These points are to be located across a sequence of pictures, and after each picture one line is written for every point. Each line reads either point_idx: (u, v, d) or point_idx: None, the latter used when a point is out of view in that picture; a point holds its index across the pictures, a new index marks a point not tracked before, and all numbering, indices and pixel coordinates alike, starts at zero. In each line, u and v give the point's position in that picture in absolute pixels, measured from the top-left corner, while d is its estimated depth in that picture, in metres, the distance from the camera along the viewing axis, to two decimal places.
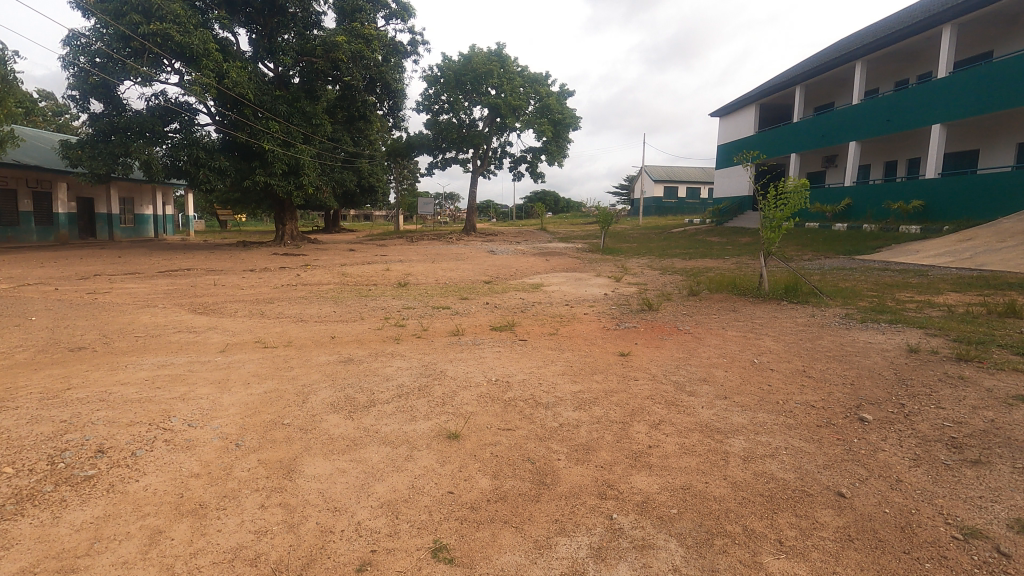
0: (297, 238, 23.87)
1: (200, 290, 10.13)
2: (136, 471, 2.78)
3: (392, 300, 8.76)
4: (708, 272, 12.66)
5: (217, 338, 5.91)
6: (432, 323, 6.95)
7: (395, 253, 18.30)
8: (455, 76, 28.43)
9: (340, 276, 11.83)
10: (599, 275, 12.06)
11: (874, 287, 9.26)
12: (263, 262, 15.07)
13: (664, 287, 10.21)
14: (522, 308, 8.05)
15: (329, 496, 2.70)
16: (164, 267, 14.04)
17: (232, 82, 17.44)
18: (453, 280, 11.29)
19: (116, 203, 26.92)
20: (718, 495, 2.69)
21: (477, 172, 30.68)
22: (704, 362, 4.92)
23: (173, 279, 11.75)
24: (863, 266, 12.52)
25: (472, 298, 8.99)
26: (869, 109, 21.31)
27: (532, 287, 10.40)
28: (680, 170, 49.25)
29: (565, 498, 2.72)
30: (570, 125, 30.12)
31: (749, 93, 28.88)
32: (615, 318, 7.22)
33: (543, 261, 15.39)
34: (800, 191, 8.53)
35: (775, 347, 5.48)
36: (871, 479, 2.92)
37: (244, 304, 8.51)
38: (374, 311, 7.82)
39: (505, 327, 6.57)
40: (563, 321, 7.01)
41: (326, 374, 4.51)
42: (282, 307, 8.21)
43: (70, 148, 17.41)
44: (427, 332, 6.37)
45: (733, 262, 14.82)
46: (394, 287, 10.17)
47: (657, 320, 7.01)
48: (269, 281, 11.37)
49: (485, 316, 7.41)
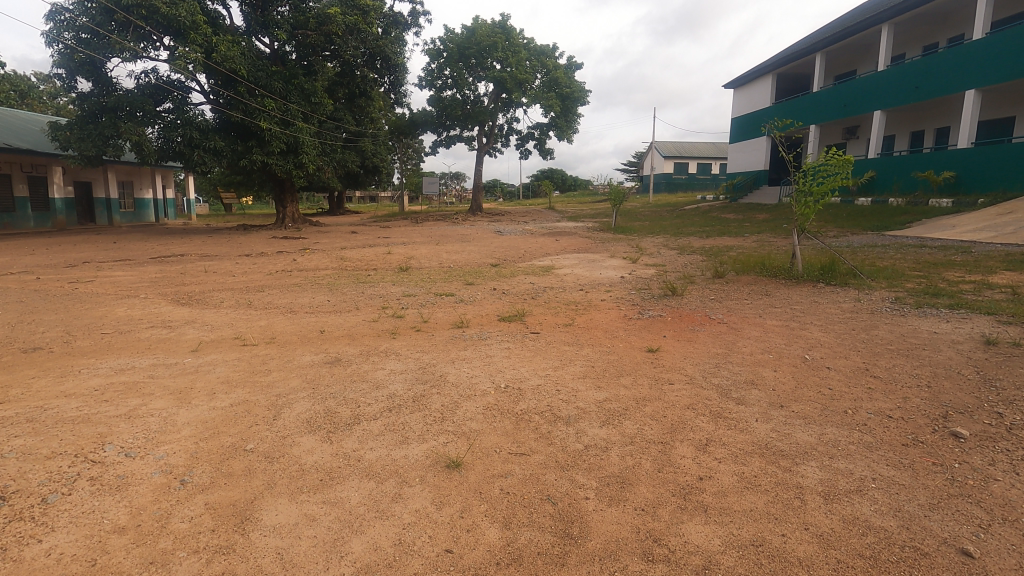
0: (299, 220, 23.23)
1: (189, 277, 9.53)
2: (43, 527, 2.15)
3: (392, 287, 8.09)
4: (730, 252, 11.89)
5: (191, 335, 5.25)
6: (434, 313, 6.27)
7: (399, 235, 17.59)
8: (458, 49, 27.36)
9: (339, 260, 11.22)
10: (613, 256, 11.35)
11: (916, 266, 8.49)
12: (263, 246, 14.51)
13: (685, 268, 9.46)
14: (532, 295, 7.36)
15: (288, 561, 2.05)
16: (159, 253, 13.50)
17: (223, 57, 16.63)
18: (459, 263, 10.60)
19: (114, 187, 26.35)
20: (804, 558, 2.02)
21: (483, 150, 29.74)
22: (746, 360, 4.22)
23: (165, 266, 11.17)
24: (898, 242, 11.68)
25: (478, 284, 8.29)
26: (896, 75, 20.16)
27: (542, 270, 9.69)
28: (691, 146, 47.95)
29: (599, 561, 2.05)
30: (578, 99, 28.99)
31: (766, 63, 27.62)
32: (636, 306, 6.49)
33: (553, 241, 14.65)
34: (841, 165, 7.61)
35: (826, 340, 4.74)
36: (998, 527, 2.22)
37: (232, 294, 7.87)
38: (372, 299, 7.17)
39: (515, 318, 5.87)
40: (579, 310, 6.30)
41: (306, 381, 3.83)
42: (270, 296, 7.56)
43: (59, 130, 16.73)
44: (427, 323, 5.70)
45: (754, 240, 14.02)
46: (395, 272, 9.53)
47: (683, 307, 6.28)
48: (264, 267, 10.75)
49: (493, 305, 6.75)
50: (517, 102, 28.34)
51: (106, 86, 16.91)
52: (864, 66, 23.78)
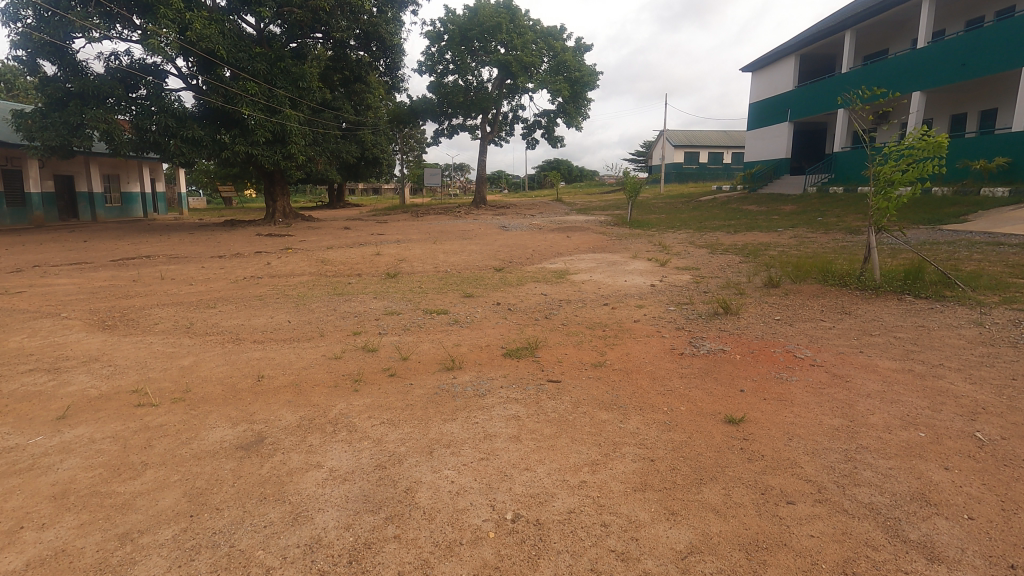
0: (290, 215, 21.77)
1: (139, 286, 8.11)
2: None
3: (373, 301, 6.61)
4: (769, 251, 10.36)
5: (74, 386, 3.76)
6: (418, 344, 4.79)
7: (394, 231, 16.11)
8: (460, 31, 25.67)
9: (321, 263, 9.77)
10: (636, 256, 9.82)
11: (1015, 271, 6.93)
12: (244, 245, 13.15)
13: (727, 274, 7.94)
14: (545, 314, 5.86)
15: None
16: (127, 254, 12.16)
17: (198, 36, 15.14)
18: (458, 267, 9.14)
19: (97, 180, 24.95)
20: None
21: (488, 139, 28.15)
22: (892, 446, 2.68)
23: (121, 270, 9.80)
24: (967, 239, 10.06)
25: (478, 296, 6.81)
26: (936, 53, 18.40)
27: (555, 275, 8.19)
28: (702, 134, 46.12)
29: None
30: (588, 84, 27.30)
31: (789, 42, 25.80)
32: (682, 331, 4.97)
33: (564, 238, 13.15)
34: (931, 149, 5.98)
35: (985, 399, 3.20)
36: None
37: (176, 311, 6.40)
38: (344, 321, 5.70)
39: (524, 353, 4.36)
40: (608, 338, 4.79)
41: (188, 497, 2.33)
42: (219, 315, 6.09)
43: (22, 119, 15.25)
44: (405, 364, 4.19)
45: (791, 237, 12.46)
46: (381, 280, 8.08)
47: (747, 334, 4.75)
48: (233, 272, 9.30)
49: (496, 329, 5.25)
50: (524, 87, 26.70)
51: (72, 69, 15.43)
52: (897, 45, 22.00)
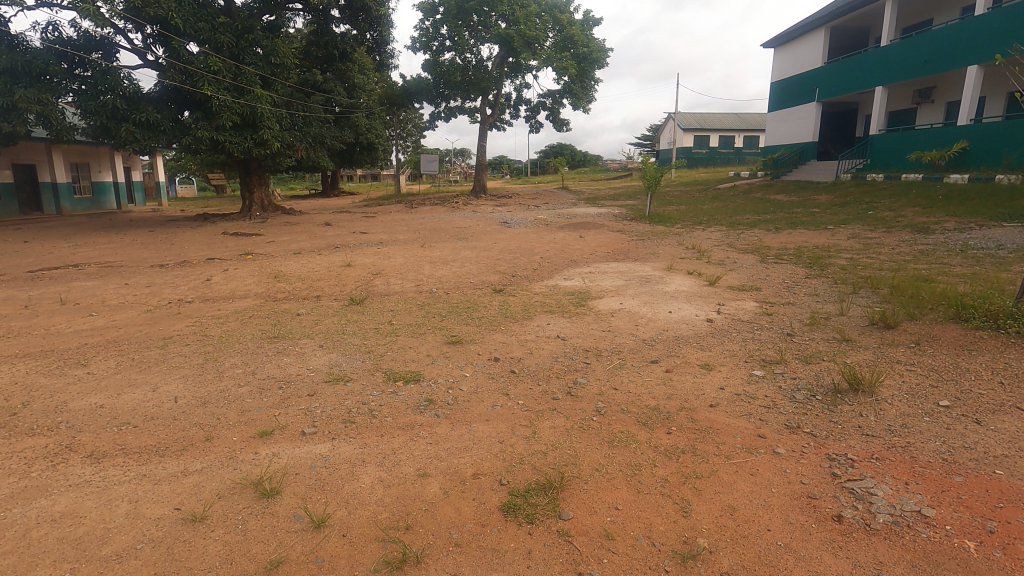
0: (269, 207, 19.73)
1: (25, 318, 6.13)
2: None
3: (316, 354, 4.59)
4: (835, 259, 8.32)
5: None
6: (356, 470, 2.77)
7: (377, 229, 14.07)
8: (457, 3, 23.25)
9: (277, 278, 7.78)
10: (672, 268, 7.79)
11: None
12: (200, 249, 11.21)
13: (804, 300, 5.93)
14: (568, 384, 3.83)
15: None
16: (56, 261, 10.20)
17: None
18: (446, 285, 7.13)
19: (62, 169, 22.82)
20: None
21: (488, 122, 25.87)
22: None
23: (25, 287, 7.81)
24: None
25: (469, 343, 4.78)
26: (989, 23, 15.91)
27: (574, 302, 6.18)
28: (715, 117, 43.61)
29: None
30: (597, 61, 24.96)
31: (819, 13, 23.37)
32: (808, 438, 2.96)
33: (576, 239, 11.11)
34: None
35: None
36: None
37: (28, 373, 4.38)
38: (262, 398, 3.72)
39: (541, 513, 2.36)
40: (686, 458, 2.79)
41: None
42: (79, 386, 4.06)
43: None
44: (314, 550, 2.18)
45: (850, 238, 10.38)
46: (342, 308, 6.11)
47: (922, 453, 2.76)
48: (161, 291, 7.30)
49: (491, 427, 3.21)
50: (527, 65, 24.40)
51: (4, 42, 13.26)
52: (946, 14, 19.56)
